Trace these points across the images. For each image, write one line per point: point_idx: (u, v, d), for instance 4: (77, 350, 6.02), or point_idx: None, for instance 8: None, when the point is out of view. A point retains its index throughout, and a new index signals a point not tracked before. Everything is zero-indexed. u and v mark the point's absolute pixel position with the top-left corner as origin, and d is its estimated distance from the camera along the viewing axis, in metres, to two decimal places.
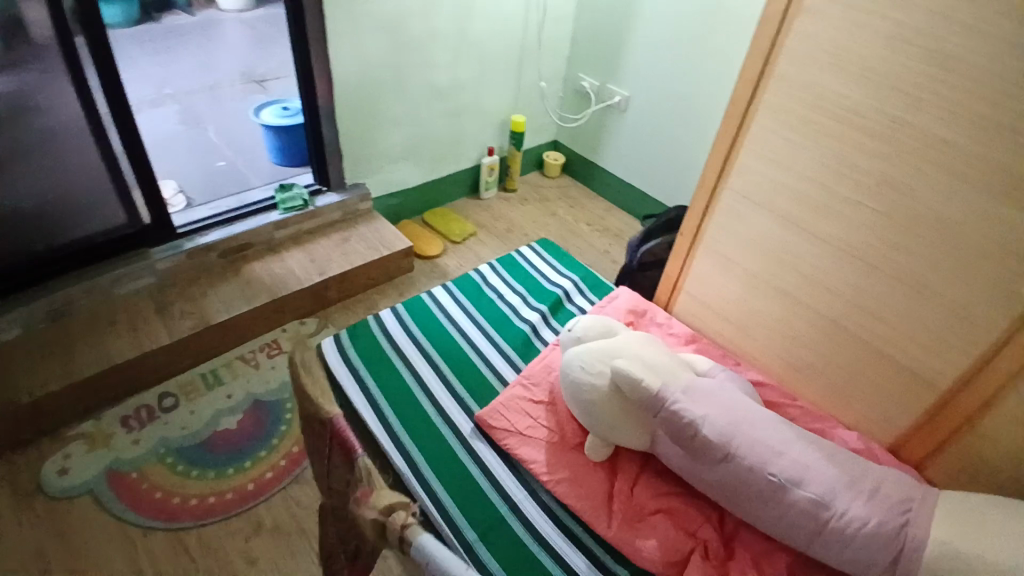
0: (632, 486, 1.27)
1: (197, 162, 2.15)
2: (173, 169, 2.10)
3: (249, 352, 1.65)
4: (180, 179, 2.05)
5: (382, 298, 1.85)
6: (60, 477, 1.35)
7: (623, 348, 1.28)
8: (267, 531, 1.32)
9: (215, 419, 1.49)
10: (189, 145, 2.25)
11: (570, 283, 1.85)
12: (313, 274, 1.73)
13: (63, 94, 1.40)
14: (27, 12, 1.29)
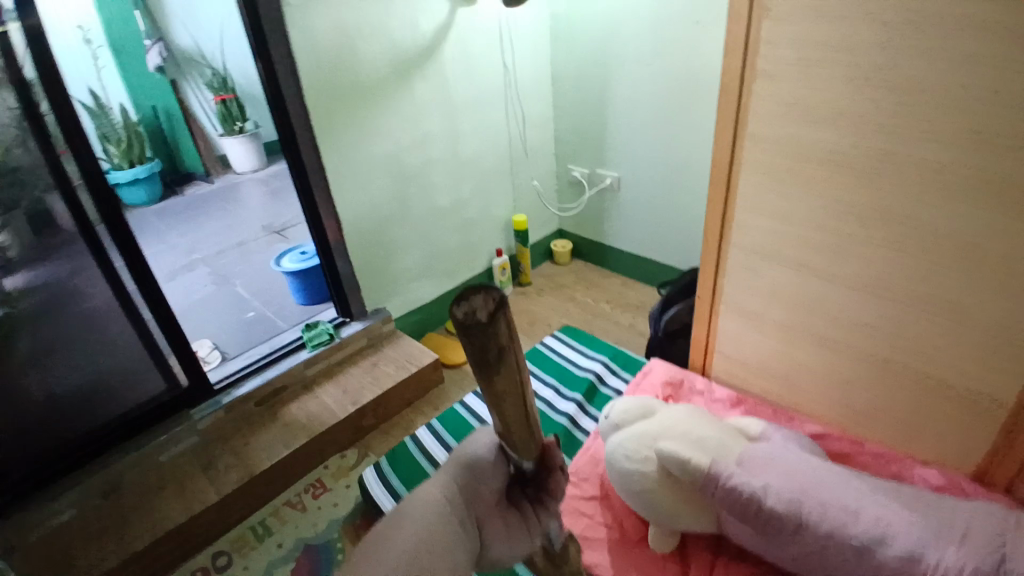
0: (710, 574, 1.16)
1: (228, 316, 2.27)
2: (207, 326, 2.22)
3: (296, 496, 1.63)
4: (213, 337, 2.15)
5: (418, 416, 1.84)
6: None
7: (665, 426, 1.23)
8: None
9: (268, 571, 1.44)
10: (220, 304, 2.37)
11: (600, 365, 1.81)
12: (347, 405, 1.74)
13: (91, 277, 1.50)
14: (51, 207, 1.40)
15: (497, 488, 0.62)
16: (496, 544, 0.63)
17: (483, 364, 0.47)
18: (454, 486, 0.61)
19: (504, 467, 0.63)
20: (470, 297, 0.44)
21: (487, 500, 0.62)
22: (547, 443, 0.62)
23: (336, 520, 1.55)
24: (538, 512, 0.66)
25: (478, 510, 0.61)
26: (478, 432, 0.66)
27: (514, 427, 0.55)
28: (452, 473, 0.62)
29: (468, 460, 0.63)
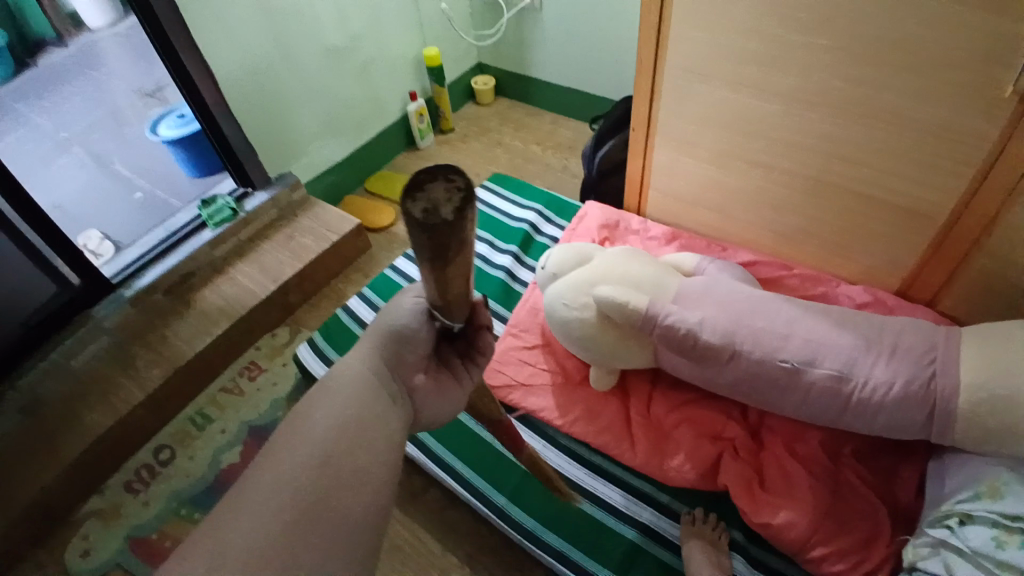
0: (648, 404, 1.22)
1: (111, 199, 1.97)
2: (87, 212, 1.93)
3: (230, 381, 1.54)
4: (98, 226, 1.87)
5: (349, 285, 1.75)
6: (84, 558, 1.27)
7: (604, 272, 1.18)
8: None
9: (216, 458, 1.39)
10: (97, 186, 2.01)
11: (534, 213, 1.71)
12: (268, 283, 1.60)
13: None
14: None
15: (421, 353, 0.70)
16: (424, 398, 0.72)
17: (439, 257, 0.50)
18: (381, 354, 0.68)
19: (428, 332, 0.70)
20: (428, 186, 0.46)
21: (411, 363, 0.70)
22: (474, 305, 0.67)
23: (279, 400, 1.49)
24: (462, 362, 0.76)
25: (403, 372, 0.69)
26: (398, 302, 0.72)
27: (449, 305, 0.60)
28: (380, 342, 0.68)
29: (393, 329, 0.69)
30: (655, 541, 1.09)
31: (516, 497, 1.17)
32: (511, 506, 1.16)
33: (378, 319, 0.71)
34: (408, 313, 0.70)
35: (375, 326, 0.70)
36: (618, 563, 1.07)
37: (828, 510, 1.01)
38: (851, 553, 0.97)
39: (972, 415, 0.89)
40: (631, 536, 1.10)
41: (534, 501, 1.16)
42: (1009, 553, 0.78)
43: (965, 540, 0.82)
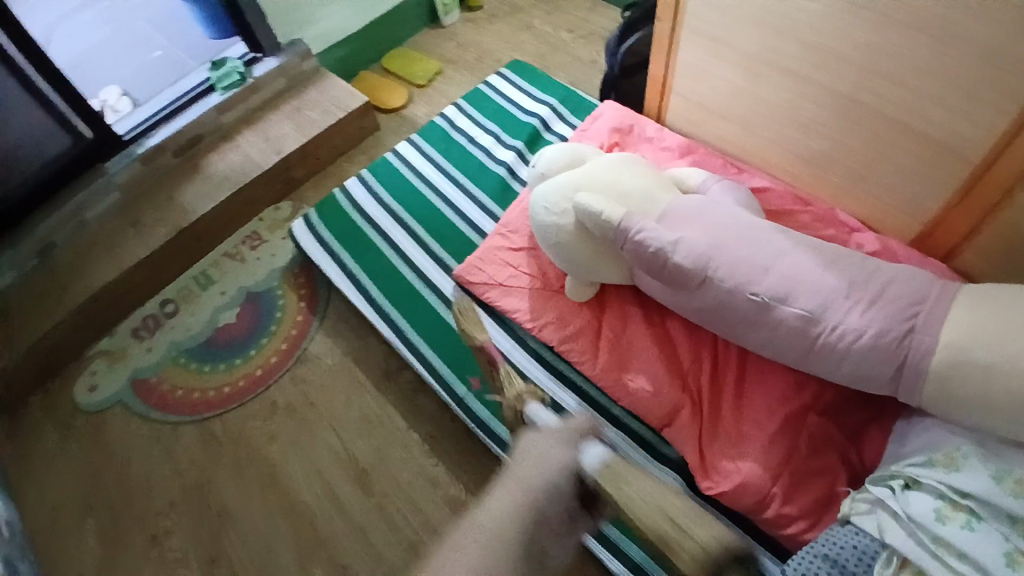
0: (622, 321, 1.20)
1: (109, 43, 1.85)
2: (85, 56, 1.82)
3: (234, 247, 1.58)
4: (100, 70, 1.78)
5: (353, 165, 1.72)
6: (91, 394, 1.40)
7: (589, 179, 1.12)
8: (283, 410, 1.32)
9: (214, 316, 1.47)
10: (101, 34, 1.87)
11: (546, 108, 1.59)
12: (271, 155, 1.60)
13: None
14: None
15: (561, 517, 0.76)
16: (553, 557, 0.79)
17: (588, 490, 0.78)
18: (525, 514, 0.73)
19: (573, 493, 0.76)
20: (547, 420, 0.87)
21: (550, 526, 0.75)
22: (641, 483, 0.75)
23: (275, 269, 1.52)
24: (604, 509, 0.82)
25: (543, 535, 0.75)
26: (548, 444, 0.77)
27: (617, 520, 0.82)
28: (522, 505, 0.73)
29: (532, 487, 0.74)
30: None
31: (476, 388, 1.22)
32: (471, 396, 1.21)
33: (524, 469, 0.76)
34: (557, 464, 0.75)
35: (524, 475, 0.75)
36: None
37: (778, 467, 1.00)
38: (790, 505, 0.97)
39: (938, 379, 0.83)
40: None
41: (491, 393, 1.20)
42: (948, 530, 0.76)
43: (905, 505, 0.81)
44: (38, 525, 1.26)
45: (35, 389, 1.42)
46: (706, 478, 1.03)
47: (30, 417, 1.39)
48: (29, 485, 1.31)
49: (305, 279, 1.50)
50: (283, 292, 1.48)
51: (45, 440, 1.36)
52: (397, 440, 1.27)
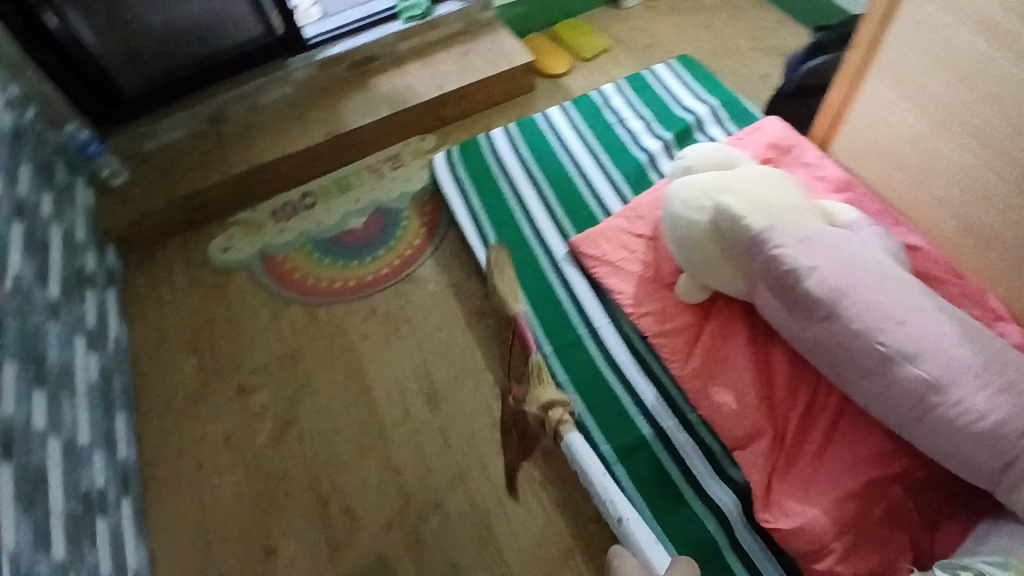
0: (723, 333, 1.17)
1: None
2: None
3: (375, 163, 1.70)
4: None
5: (500, 117, 1.78)
6: (224, 253, 1.56)
7: (737, 183, 1.10)
8: (381, 317, 1.43)
9: (344, 218, 1.59)
10: None
11: (705, 109, 1.56)
12: (432, 89, 1.69)
13: None
14: None
15: None
16: None
17: None
18: None
19: None
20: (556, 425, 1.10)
21: None
22: None
23: (406, 192, 1.62)
24: None
25: None
26: None
27: None
28: None
29: None
30: (664, 445, 1.13)
31: (560, 352, 1.25)
32: (553, 357, 1.24)
33: None
34: None
35: None
36: (623, 447, 1.13)
37: (846, 524, 0.95)
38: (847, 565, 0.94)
39: None
40: (645, 432, 1.14)
41: (573, 360, 1.23)
42: None
43: None
44: (151, 350, 1.43)
45: (174, 236, 1.62)
46: (765, 510, 1.01)
47: (169, 259, 1.58)
48: (154, 314, 1.49)
49: (430, 208, 1.59)
50: (408, 214, 1.58)
51: (175, 282, 1.54)
52: (473, 378, 1.33)
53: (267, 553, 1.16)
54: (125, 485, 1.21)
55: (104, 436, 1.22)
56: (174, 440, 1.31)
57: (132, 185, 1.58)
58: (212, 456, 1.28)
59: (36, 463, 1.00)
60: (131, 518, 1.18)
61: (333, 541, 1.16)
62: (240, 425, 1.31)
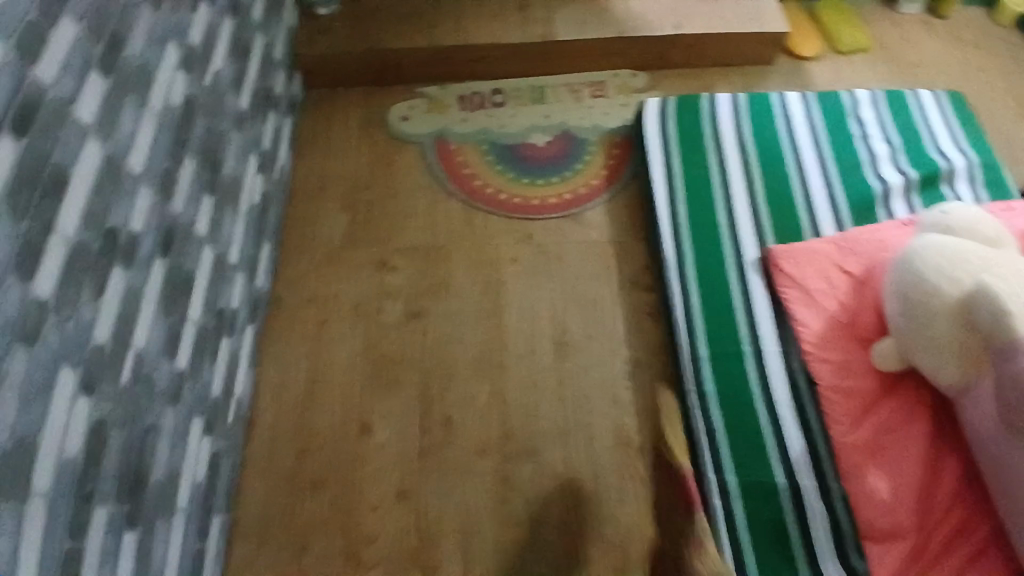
0: (904, 415, 1.05)
1: None
2: None
3: (577, 85, 1.57)
4: None
5: (723, 82, 1.60)
6: (402, 123, 1.49)
7: (1009, 270, 0.94)
8: (535, 244, 1.36)
9: (528, 131, 1.50)
10: None
11: (963, 163, 1.33)
12: (669, 24, 1.55)
13: None
14: None
15: None
16: None
17: None
18: None
19: None
20: None
21: None
22: None
23: (599, 127, 1.50)
24: None
25: None
26: None
27: None
28: None
29: None
30: (793, 503, 1.03)
31: (715, 360, 1.15)
32: (706, 362, 1.15)
33: None
34: None
35: None
36: (749, 484, 1.05)
37: None
38: None
39: None
40: (778, 480, 1.05)
41: (727, 375, 1.13)
42: None
43: None
44: (307, 189, 1.40)
45: (359, 88, 1.54)
46: None
47: (346, 106, 1.51)
48: (320, 155, 1.44)
49: (617, 153, 1.47)
50: (593, 150, 1.47)
51: (347, 131, 1.48)
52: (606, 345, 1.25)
53: (362, 429, 1.17)
54: (253, 313, 1.21)
55: (250, 260, 1.20)
56: (305, 287, 1.29)
57: (337, 20, 1.51)
58: (338, 315, 1.27)
59: (188, 268, 0.99)
60: (249, 347, 1.18)
61: (427, 445, 1.16)
62: (370, 298, 1.29)
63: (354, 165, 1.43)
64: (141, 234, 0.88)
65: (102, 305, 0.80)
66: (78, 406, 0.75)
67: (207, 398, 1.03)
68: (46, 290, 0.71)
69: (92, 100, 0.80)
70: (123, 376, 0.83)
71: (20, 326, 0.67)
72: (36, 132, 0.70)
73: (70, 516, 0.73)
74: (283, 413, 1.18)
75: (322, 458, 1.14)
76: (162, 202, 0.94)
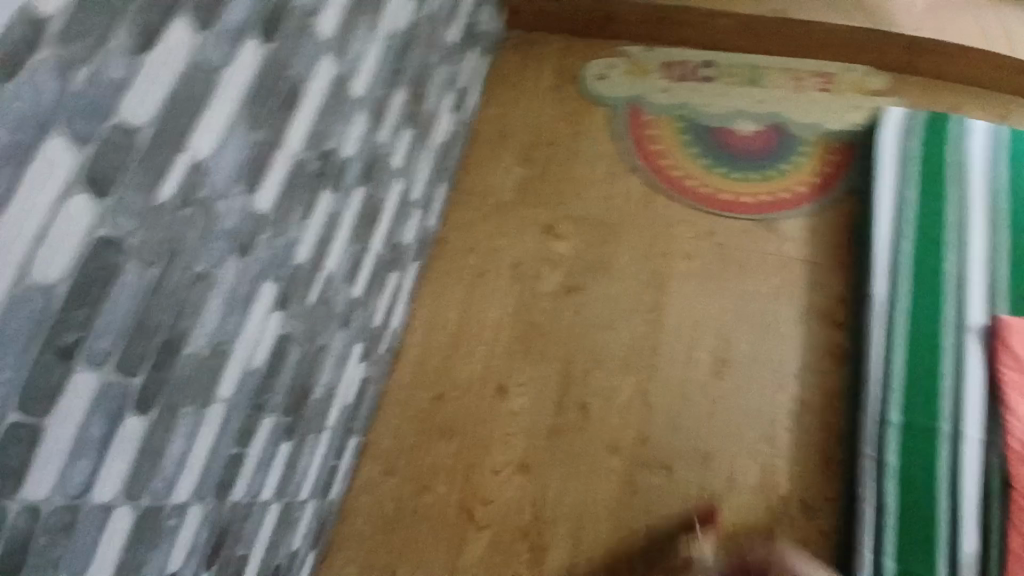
0: None
1: None
2: None
3: (802, 73, 1.39)
4: None
5: (974, 105, 1.37)
6: (598, 82, 1.39)
7: None
8: (717, 241, 1.25)
9: (734, 115, 1.35)
10: None
11: None
12: (927, 24, 1.36)
13: None
14: None
15: None
16: None
17: None
18: None
19: None
20: None
21: None
22: None
23: (816, 126, 1.33)
24: None
25: None
26: None
27: None
28: None
29: None
30: None
31: (904, 427, 1.05)
32: (893, 427, 1.05)
33: None
34: None
35: None
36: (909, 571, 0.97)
37: None
38: None
39: None
40: None
41: (914, 447, 1.03)
42: None
43: None
44: (489, 135, 1.35)
45: (559, 37, 1.44)
46: None
47: (543, 53, 1.42)
48: (506, 102, 1.38)
49: (833, 160, 1.31)
50: (804, 152, 1.31)
51: (540, 80, 1.40)
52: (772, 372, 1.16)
53: (498, 392, 1.15)
54: (420, 252, 1.21)
55: (427, 200, 1.19)
56: (471, 234, 1.27)
57: None
58: (497, 271, 1.24)
59: (379, 200, 0.99)
60: (411, 284, 1.19)
61: (560, 424, 1.13)
62: (531, 261, 1.25)
63: (539, 117, 1.36)
64: (350, 160, 0.87)
65: (307, 224, 0.81)
66: (271, 321, 0.78)
67: (369, 327, 1.05)
68: (265, 205, 0.71)
69: (333, 15, 0.75)
70: (310, 296, 0.85)
71: (239, 235, 0.68)
72: (280, 40, 0.67)
73: (242, 423, 0.77)
74: (428, 355, 1.18)
75: (458, 406, 1.15)
76: (372, 130, 0.92)
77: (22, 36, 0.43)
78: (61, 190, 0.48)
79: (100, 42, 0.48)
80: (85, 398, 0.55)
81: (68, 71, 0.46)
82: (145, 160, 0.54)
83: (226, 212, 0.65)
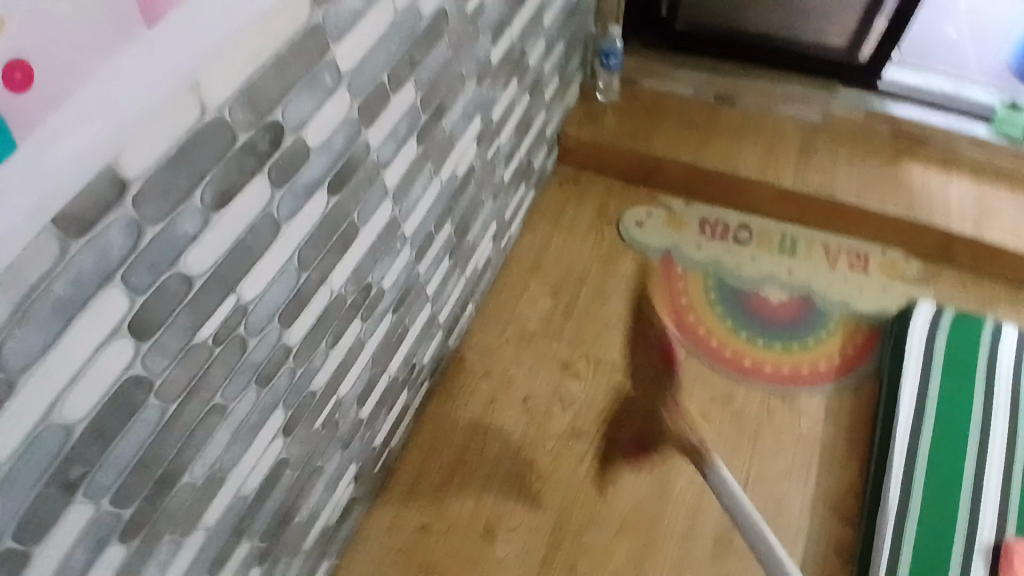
0: None
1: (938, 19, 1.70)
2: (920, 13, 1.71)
3: (837, 249, 1.40)
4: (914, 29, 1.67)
5: (1012, 306, 1.34)
6: (636, 228, 1.43)
7: None
8: (733, 407, 1.23)
9: (765, 280, 1.37)
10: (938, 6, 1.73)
11: None
12: (968, 222, 1.35)
13: None
14: None
15: None
16: None
17: None
18: None
19: None
20: None
21: None
22: None
23: (845, 304, 1.34)
24: None
25: None
26: None
27: None
28: None
29: None
30: None
31: None
32: None
33: None
34: None
35: None
36: None
37: None
38: None
39: None
40: None
41: None
42: None
43: None
44: (522, 263, 1.38)
45: (606, 179, 1.50)
46: None
47: (587, 192, 1.48)
48: (543, 233, 1.42)
49: (860, 343, 1.30)
50: (831, 330, 1.31)
51: (579, 217, 1.44)
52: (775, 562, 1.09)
53: (486, 534, 1.10)
54: (434, 370, 1.20)
55: (452, 322, 1.21)
56: (489, 358, 1.27)
57: (610, 111, 1.48)
58: (507, 401, 1.23)
59: (405, 326, 1.00)
60: (418, 402, 1.18)
61: None
62: (543, 396, 1.23)
63: (573, 252, 1.40)
64: (386, 291, 0.90)
65: (331, 353, 0.81)
66: (272, 447, 0.76)
67: (369, 447, 1.03)
68: (294, 338, 0.71)
69: (399, 168, 0.81)
70: (318, 421, 0.84)
71: (262, 369, 0.68)
72: (346, 192, 0.72)
73: (218, 551, 0.73)
74: (422, 477, 1.15)
75: (441, 543, 1.09)
76: (413, 263, 0.96)
77: (102, 199, 0.45)
78: (107, 335, 0.49)
79: (181, 201, 0.50)
80: (75, 530, 0.53)
81: (139, 229, 0.48)
82: (188, 309, 0.55)
83: (256, 347, 0.65)
